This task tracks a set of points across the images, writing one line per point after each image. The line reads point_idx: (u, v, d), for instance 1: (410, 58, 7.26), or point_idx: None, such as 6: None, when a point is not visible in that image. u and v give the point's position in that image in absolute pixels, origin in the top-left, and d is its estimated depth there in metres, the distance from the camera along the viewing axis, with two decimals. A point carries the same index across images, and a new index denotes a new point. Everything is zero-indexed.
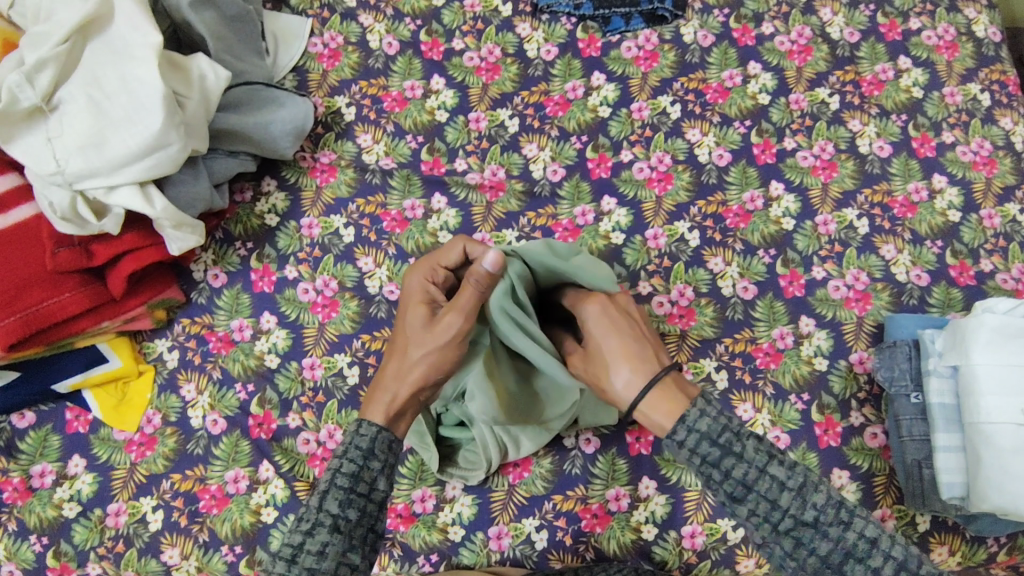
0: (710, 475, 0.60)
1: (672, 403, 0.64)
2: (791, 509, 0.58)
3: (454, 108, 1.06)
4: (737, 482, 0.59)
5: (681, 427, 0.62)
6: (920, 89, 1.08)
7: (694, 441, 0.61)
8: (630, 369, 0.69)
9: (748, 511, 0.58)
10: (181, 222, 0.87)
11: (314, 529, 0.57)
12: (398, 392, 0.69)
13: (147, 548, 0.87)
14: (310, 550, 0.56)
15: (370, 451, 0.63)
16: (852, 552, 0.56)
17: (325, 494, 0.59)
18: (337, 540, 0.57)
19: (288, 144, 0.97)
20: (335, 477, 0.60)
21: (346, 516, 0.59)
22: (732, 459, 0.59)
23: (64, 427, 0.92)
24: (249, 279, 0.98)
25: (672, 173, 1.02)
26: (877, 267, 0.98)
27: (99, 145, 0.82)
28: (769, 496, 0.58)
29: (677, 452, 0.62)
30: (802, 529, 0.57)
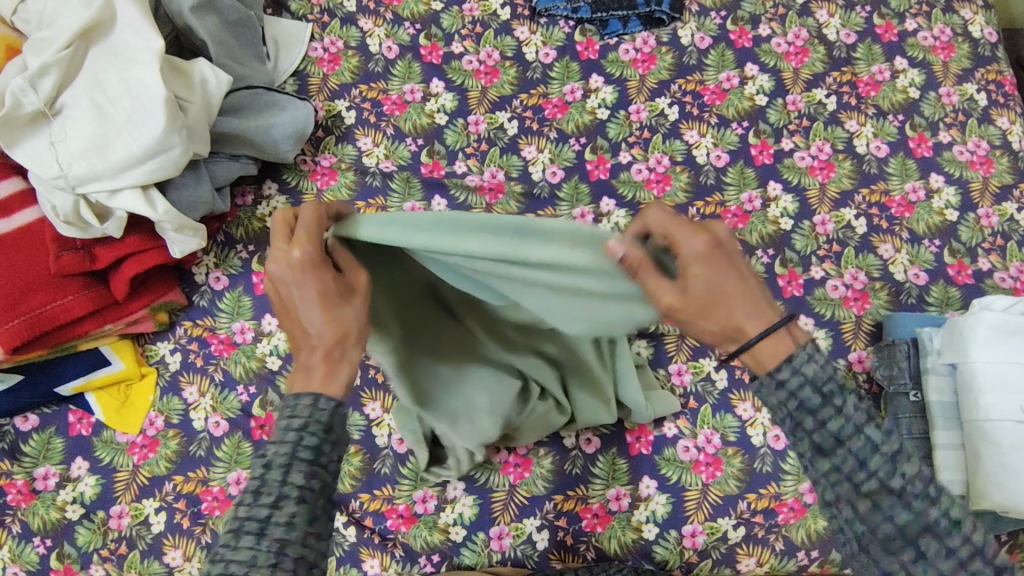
0: (800, 421, 0.51)
1: (775, 338, 0.53)
2: (880, 471, 0.50)
3: (453, 111, 1.07)
4: (828, 433, 0.51)
5: (788, 368, 0.52)
6: (916, 89, 1.09)
7: (797, 381, 0.51)
8: (743, 304, 0.54)
9: (830, 465, 0.51)
10: (183, 224, 0.87)
11: (280, 502, 0.48)
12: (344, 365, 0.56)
13: (149, 550, 0.87)
14: (275, 523, 0.47)
15: (333, 425, 0.53)
16: (932, 527, 0.49)
17: (288, 466, 0.49)
18: (303, 513, 0.49)
19: (289, 147, 0.98)
20: (298, 447, 0.50)
21: (312, 487, 0.50)
22: (832, 406, 0.50)
23: (67, 430, 0.92)
24: (251, 282, 0.98)
25: (670, 174, 1.03)
26: (875, 267, 0.99)
27: (102, 149, 0.83)
28: (860, 454, 0.50)
29: (773, 393, 0.53)
30: (883, 496, 0.50)
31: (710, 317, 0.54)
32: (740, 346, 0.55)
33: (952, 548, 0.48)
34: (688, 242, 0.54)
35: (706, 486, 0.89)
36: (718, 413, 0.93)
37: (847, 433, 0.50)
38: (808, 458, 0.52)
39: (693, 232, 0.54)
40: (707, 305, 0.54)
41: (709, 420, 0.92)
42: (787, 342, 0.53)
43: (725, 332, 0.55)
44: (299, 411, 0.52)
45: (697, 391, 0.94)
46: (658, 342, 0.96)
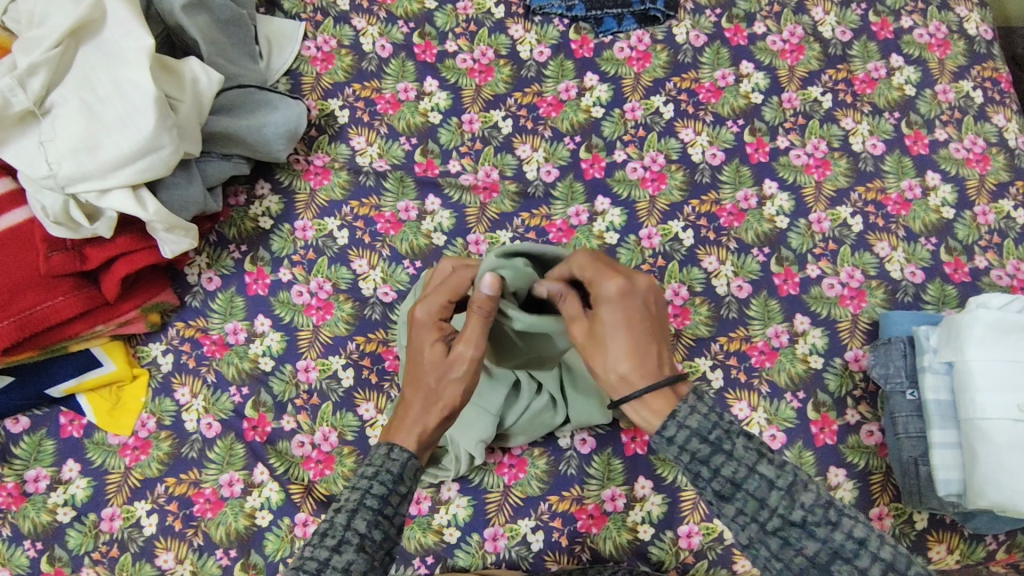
0: (698, 473, 0.58)
1: (660, 396, 0.63)
2: (779, 508, 0.56)
3: (447, 110, 1.06)
4: (725, 479, 0.57)
5: (673, 425, 0.60)
6: (912, 87, 1.08)
7: (684, 436, 0.59)
8: (640, 364, 0.65)
9: (735, 510, 0.57)
10: (174, 225, 0.87)
11: (340, 546, 0.57)
12: (425, 421, 0.68)
13: (141, 552, 0.87)
14: (334, 567, 0.55)
15: (400, 476, 0.62)
16: (839, 552, 0.54)
17: (353, 512, 0.58)
18: (360, 560, 0.57)
19: (281, 147, 0.97)
20: (365, 497, 0.59)
21: (371, 536, 0.58)
22: (719, 456, 0.58)
23: (58, 432, 0.92)
24: (243, 283, 0.97)
25: (665, 172, 1.02)
26: (871, 265, 0.98)
27: (92, 148, 0.82)
28: (757, 494, 0.57)
29: (667, 449, 0.60)
30: (789, 529, 0.55)
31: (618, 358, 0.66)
32: (632, 394, 0.64)
33: (863, 569, 0.53)
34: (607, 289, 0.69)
35: None
36: None
37: (742, 476, 0.57)
38: (715, 505, 0.58)
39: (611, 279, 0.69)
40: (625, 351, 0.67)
41: None
42: (667, 402, 0.63)
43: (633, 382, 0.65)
44: (373, 460, 0.63)
45: None
46: None
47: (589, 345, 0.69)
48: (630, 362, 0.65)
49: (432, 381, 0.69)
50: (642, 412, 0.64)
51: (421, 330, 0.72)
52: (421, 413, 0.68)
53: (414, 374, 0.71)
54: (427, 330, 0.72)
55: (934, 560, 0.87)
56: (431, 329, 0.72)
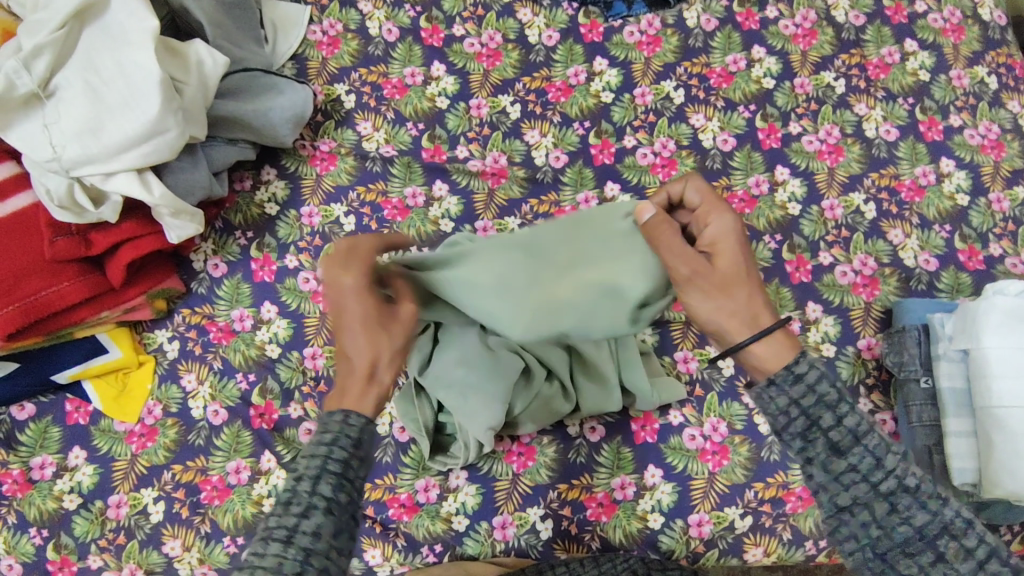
0: (819, 418, 0.55)
1: (784, 334, 0.58)
2: (895, 470, 0.54)
3: (454, 95, 1.05)
4: (846, 431, 0.55)
5: (802, 362, 0.57)
6: (926, 72, 1.07)
7: (816, 376, 0.56)
8: (753, 298, 0.59)
9: (847, 465, 0.55)
10: (180, 210, 0.85)
11: (307, 512, 0.50)
12: (378, 386, 0.59)
13: (148, 540, 0.87)
14: (304, 532, 0.49)
15: (360, 441, 0.56)
16: (948, 527, 0.53)
17: (317, 478, 0.52)
18: (330, 523, 0.51)
19: (288, 131, 0.96)
20: (328, 460, 0.53)
21: (338, 500, 0.52)
22: (846, 406, 0.55)
23: (64, 419, 0.91)
24: (249, 269, 0.97)
25: (676, 158, 1.01)
26: (884, 252, 0.97)
27: (96, 131, 0.80)
28: (876, 452, 0.55)
29: (791, 387, 0.56)
30: (900, 495, 0.54)
31: (728, 293, 0.59)
32: (752, 333, 0.58)
33: (970, 548, 0.51)
34: (721, 223, 0.61)
35: (713, 474, 0.88)
36: (724, 402, 0.91)
37: (863, 431, 0.55)
38: (826, 457, 0.55)
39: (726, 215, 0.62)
40: (726, 283, 0.59)
41: (715, 408, 0.91)
42: (788, 339, 0.58)
43: (738, 318, 0.58)
44: (330, 427, 0.55)
45: (703, 377, 0.93)
46: (663, 329, 0.94)
47: (705, 286, 0.59)
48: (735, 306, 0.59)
49: (372, 346, 0.60)
50: (758, 351, 0.58)
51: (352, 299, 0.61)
52: (369, 377, 0.59)
53: (349, 340, 0.61)
54: (358, 297, 0.61)
55: None
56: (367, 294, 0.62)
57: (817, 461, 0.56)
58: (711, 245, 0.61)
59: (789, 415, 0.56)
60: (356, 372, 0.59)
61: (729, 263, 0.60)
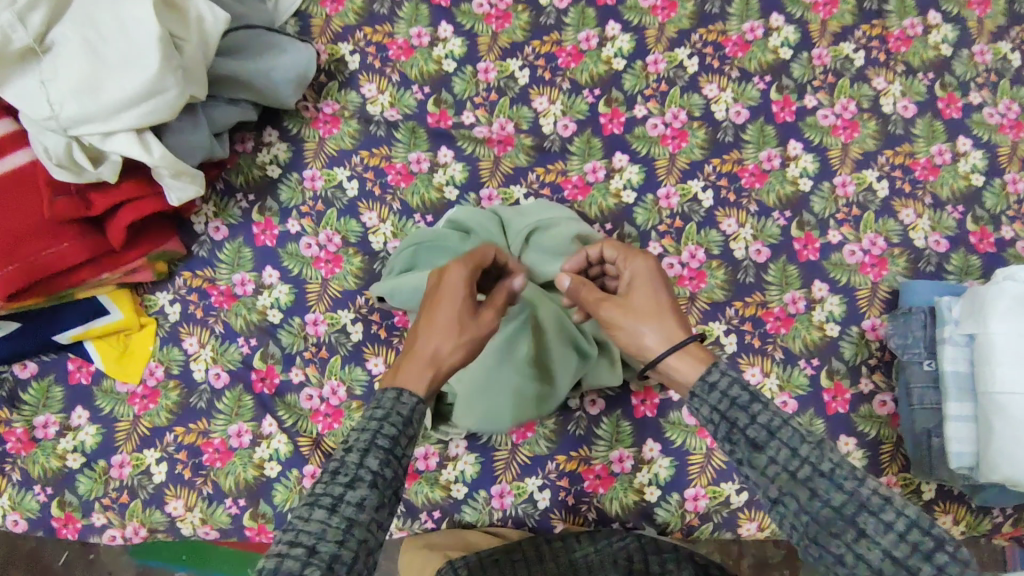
0: (735, 420, 0.56)
1: (693, 348, 0.64)
2: (811, 457, 0.53)
3: (462, 58, 1.02)
4: (760, 427, 0.55)
5: (715, 370, 0.60)
6: (948, 46, 1.03)
7: (726, 382, 0.59)
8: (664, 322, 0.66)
9: (767, 459, 0.54)
10: (180, 171, 0.83)
11: (354, 482, 0.52)
12: (437, 372, 0.62)
13: (151, 499, 0.88)
14: (349, 502, 0.51)
15: (409, 420, 0.58)
16: (866, 505, 0.50)
17: (365, 451, 0.54)
18: (374, 497, 0.52)
19: (290, 93, 0.94)
20: (376, 436, 0.55)
21: (384, 475, 0.54)
22: (758, 404, 0.56)
23: (67, 378, 0.91)
24: (251, 233, 0.95)
25: (687, 130, 0.99)
26: (895, 232, 0.95)
27: (94, 89, 0.78)
28: (791, 443, 0.54)
29: (709, 396, 0.59)
30: (819, 480, 0.52)
31: (643, 317, 0.67)
32: (668, 350, 0.64)
33: (890, 523, 0.49)
34: (635, 266, 0.72)
35: (711, 450, 0.89)
36: None
37: (776, 425, 0.55)
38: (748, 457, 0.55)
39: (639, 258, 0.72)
40: (641, 311, 0.67)
41: None
42: (702, 352, 0.63)
43: (657, 337, 0.65)
44: (383, 404, 0.58)
45: None
46: None
47: (623, 316, 0.67)
48: (653, 328, 0.66)
49: (447, 333, 0.65)
50: (675, 365, 0.63)
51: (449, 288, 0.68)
52: (430, 362, 0.62)
53: (429, 327, 0.65)
54: (456, 288, 0.68)
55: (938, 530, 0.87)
56: (461, 287, 0.68)
57: (745, 463, 0.56)
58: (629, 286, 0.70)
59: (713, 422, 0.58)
60: (420, 356, 0.63)
61: (644, 298, 0.68)
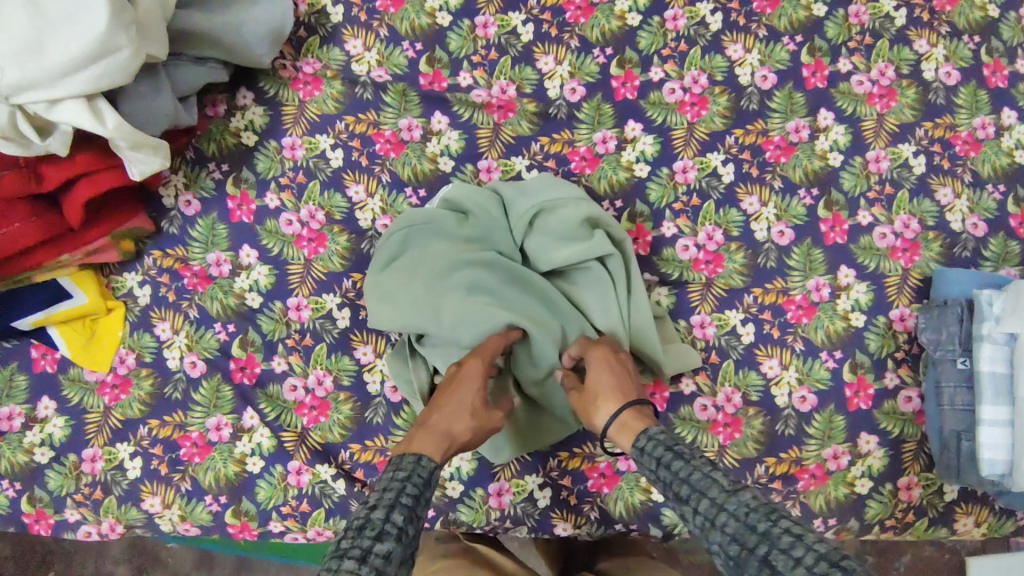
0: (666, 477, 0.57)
1: (634, 417, 0.65)
2: (726, 504, 0.51)
3: (458, 10, 0.91)
4: (681, 482, 0.55)
5: (643, 438, 0.62)
6: (997, 6, 0.93)
7: (652, 445, 0.60)
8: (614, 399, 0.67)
9: (692, 511, 0.53)
10: (140, 142, 0.74)
11: (382, 535, 0.52)
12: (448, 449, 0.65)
13: (126, 496, 0.82)
14: (378, 553, 0.50)
15: (428, 483, 0.61)
16: (777, 543, 0.47)
17: (390, 508, 0.55)
18: (399, 550, 0.52)
19: (265, 50, 0.83)
20: (401, 495, 0.57)
21: (407, 531, 0.54)
22: (678, 461, 0.57)
23: (31, 366, 0.84)
24: (226, 208, 0.87)
25: (707, 96, 0.89)
26: (930, 213, 0.87)
27: (37, 49, 0.66)
28: (705, 491, 0.53)
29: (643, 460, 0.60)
30: (733, 522, 0.50)
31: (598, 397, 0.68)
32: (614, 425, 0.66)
33: (798, 557, 0.45)
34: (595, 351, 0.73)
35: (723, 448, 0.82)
36: (741, 370, 0.84)
37: (691, 476, 0.55)
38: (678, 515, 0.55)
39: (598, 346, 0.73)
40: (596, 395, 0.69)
41: (731, 377, 0.84)
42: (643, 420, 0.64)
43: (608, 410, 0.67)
44: (403, 467, 0.61)
45: (720, 344, 0.84)
46: (680, 291, 0.86)
47: (583, 400, 0.70)
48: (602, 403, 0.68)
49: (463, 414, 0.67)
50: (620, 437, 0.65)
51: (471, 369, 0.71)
52: (444, 436, 0.65)
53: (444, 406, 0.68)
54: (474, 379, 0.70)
55: (958, 532, 0.83)
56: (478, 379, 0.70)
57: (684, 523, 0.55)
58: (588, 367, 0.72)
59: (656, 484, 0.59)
60: (433, 430, 0.65)
61: (601, 376, 0.70)
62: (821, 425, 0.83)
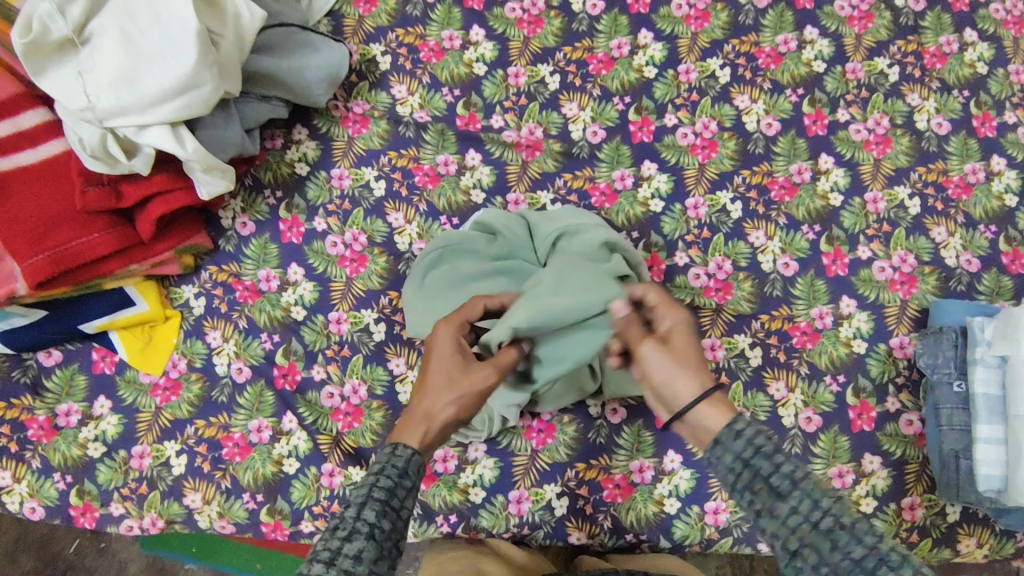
0: (760, 467, 0.57)
1: (719, 399, 0.64)
2: (832, 509, 0.54)
3: (493, 61, 1.02)
4: (783, 477, 0.56)
5: (741, 420, 0.61)
6: (984, 64, 1.02)
7: (752, 431, 0.59)
8: (696, 373, 0.66)
9: (789, 509, 0.55)
10: (211, 166, 0.84)
11: (351, 535, 0.55)
12: (433, 426, 0.66)
13: (169, 491, 0.88)
14: (346, 555, 0.53)
15: (404, 473, 0.61)
16: (886, 561, 0.51)
17: (362, 505, 0.57)
18: (371, 548, 0.55)
19: (322, 91, 0.94)
20: (373, 489, 0.58)
21: (381, 526, 0.56)
22: (781, 454, 0.57)
23: (90, 367, 0.92)
24: (278, 229, 0.96)
25: (717, 140, 0.98)
26: (926, 250, 0.94)
27: (131, 81, 0.78)
28: (812, 493, 0.55)
29: (732, 443, 0.59)
30: (840, 532, 0.53)
31: (680, 364, 0.66)
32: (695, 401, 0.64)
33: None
34: (675, 319, 0.72)
35: None
36: (749, 392, 0.89)
37: (798, 475, 0.56)
38: (767, 503, 0.56)
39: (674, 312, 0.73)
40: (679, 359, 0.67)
41: (740, 397, 0.89)
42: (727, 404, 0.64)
43: (684, 386, 0.65)
44: (378, 458, 0.62)
45: (730, 366, 0.90)
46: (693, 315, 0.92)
47: (660, 357, 0.67)
48: (681, 372, 0.66)
49: (443, 388, 0.69)
50: (703, 416, 0.63)
51: (443, 346, 0.72)
52: (425, 417, 0.66)
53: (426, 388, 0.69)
54: (447, 347, 0.72)
55: (961, 553, 0.86)
56: (450, 345, 0.72)
57: (763, 510, 0.56)
58: (668, 333, 0.71)
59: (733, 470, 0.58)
60: (415, 415, 0.67)
61: (681, 343, 0.69)
62: (827, 445, 0.87)
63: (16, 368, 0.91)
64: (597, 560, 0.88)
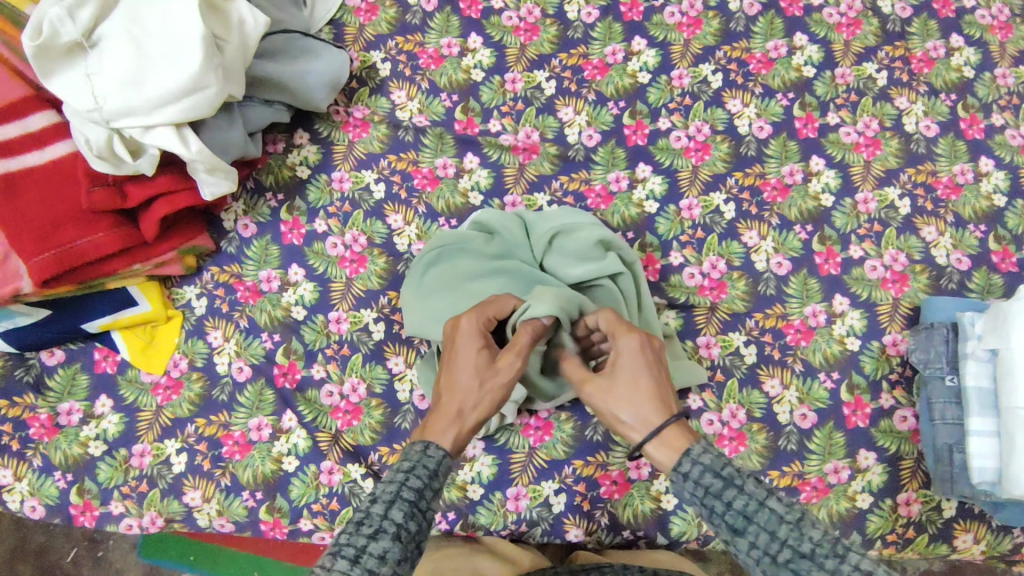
0: (714, 505, 0.58)
1: (669, 434, 0.65)
2: (789, 539, 0.55)
3: (490, 67, 1.04)
4: (737, 513, 0.57)
5: (686, 462, 0.62)
6: (971, 69, 1.04)
7: (699, 471, 0.60)
8: (642, 408, 0.66)
9: (748, 543, 0.56)
10: (215, 166, 0.85)
11: (377, 534, 0.56)
12: (461, 424, 0.68)
13: (169, 489, 0.89)
14: (371, 553, 0.55)
15: (435, 473, 0.63)
16: None
17: (390, 504, 0.58)
18: (396, 548, 0.56)
19: (323, 96, 0.96)
20: (401, 489, 0.59)
21: (407, 528, 0.58)
22: (731, 490, 0.58)
23: (93, 367, 0.93)
24: (279, 231, 0.97)
25: (710, 143, 1.00)
26: (916, 249, 0.96)
27: (138, 83, 0.80)
28: (767, 525, 0.56)
29: (684, 484, 0.61)
30: (799, 561, 0.54)
31: (624, 404, 0.67)
32: (645, 437, 0.65)
33: None
34: (625, 344, 0.69)
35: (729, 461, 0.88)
36: (745, 389, 0.90)
37: (751, 509, 0.57)
38: (729, 537, 0.58)
39: (626, 334, 0.70)
40: (623, 396, 0.67)
41: (735, 395, 0.90)
42: (680, 437, 0.64)
43: (631, 426, 0.66)
44: (410, 457, 0.64)
45: (725, 363, 0.91)
46: (687, 314, 0.93)
47: (602, 402, 0.69)
48: (626, 410, 0.67)
49: (472, 384, 0.70)
50: (654, 454, 0.65)
51: (466, 343, 0.73)
52: (455, 416, 0.68)
53: (453, 385, 0.71)
54: (471, 340, 0.73)
55: (958, 549, 0.86)
56: (475, 339, 0.73)
57: (730, 542, 0.58)
58: (613, 363, 0.70)
59: (695, 504, 0.60)
60: (445, 413, 0.68)
61: (624, 382, 0.68)
62: (822, 441, 0.88)
63: (19, 367, 0.92)
64: (593, 555, 0.88)
